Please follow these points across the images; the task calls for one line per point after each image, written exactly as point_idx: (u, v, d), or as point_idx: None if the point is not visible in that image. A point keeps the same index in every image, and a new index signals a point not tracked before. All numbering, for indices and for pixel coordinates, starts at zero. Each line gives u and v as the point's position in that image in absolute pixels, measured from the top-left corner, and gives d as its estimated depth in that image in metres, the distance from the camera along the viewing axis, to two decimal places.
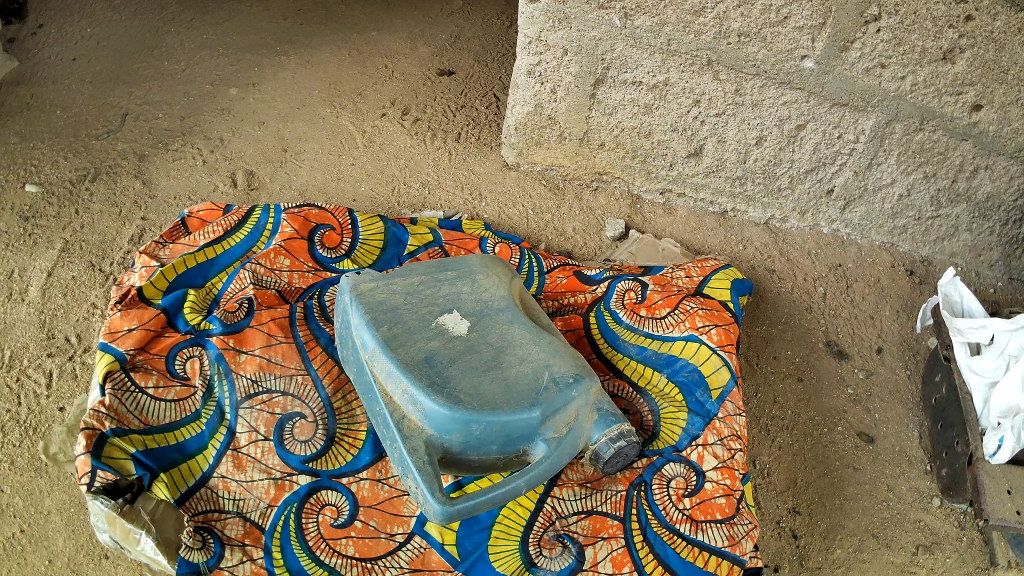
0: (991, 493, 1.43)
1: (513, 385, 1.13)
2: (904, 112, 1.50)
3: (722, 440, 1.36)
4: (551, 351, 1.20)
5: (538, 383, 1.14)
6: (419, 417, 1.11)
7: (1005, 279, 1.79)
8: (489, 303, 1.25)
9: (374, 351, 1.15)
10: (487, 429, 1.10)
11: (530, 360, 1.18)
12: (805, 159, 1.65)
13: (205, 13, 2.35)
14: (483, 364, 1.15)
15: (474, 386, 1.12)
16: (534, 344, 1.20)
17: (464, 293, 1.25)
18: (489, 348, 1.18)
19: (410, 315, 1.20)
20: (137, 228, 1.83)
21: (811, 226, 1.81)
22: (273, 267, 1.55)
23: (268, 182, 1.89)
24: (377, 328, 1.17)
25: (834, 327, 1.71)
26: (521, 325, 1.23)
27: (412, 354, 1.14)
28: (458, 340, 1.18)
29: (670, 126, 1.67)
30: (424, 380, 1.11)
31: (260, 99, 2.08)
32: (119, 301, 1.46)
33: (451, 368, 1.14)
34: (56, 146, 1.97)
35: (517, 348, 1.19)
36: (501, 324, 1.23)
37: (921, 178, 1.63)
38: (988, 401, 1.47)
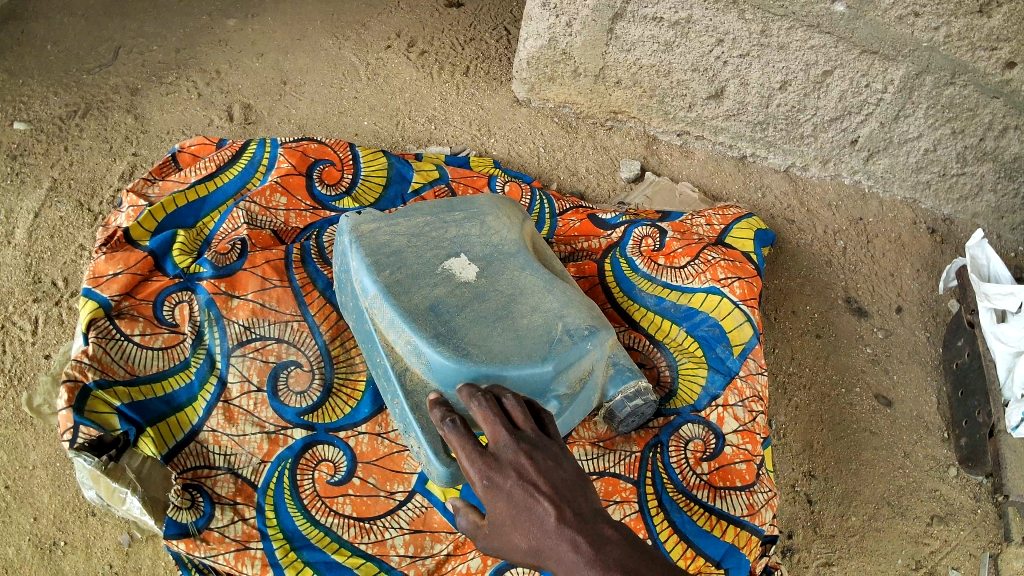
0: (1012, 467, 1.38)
1: (524, 338, 1.03)
2: (936, 64, 1.42)
3: (743, 401, 1.29)
4: (566, 301, 1.09)
5: (552, 335, 1.04)
6: (423, 370, 1.02)
7: None
8: (498, 247, 1.14)
9: (375, 298, 1.06)
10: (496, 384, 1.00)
11: (542, 310, 1.07)
12: (831, 107, 1.58)
13: None
14: (492, 314, 1.05)
15: (482, 337, 1.02)
16: (548, 293, 1.09)
17: (473, 236, 1.15)
18: (499, 296, 1.07)
19: (415, 259, 1.10)
20: (128, 165, 1.76)
21: (833, 176, 1.73)
22: (269, 205, 1.47)
23: (266, 116, 1.82)
24: (378, 273, 1.07)
25: (854, 283, 1.64)
26: (534, 271, 1.12)
27: (415, 302, 1.04)
28: (466, 287, 1.07)
29: (690, 66, 1.60)
30: (429, 330, 1.02)
31: (260, 30, 2.00)
32: (104, 244, 1.39)
33: (458, 318, 1.04)
34: (45, 82, 1.88)
35: (528, 297, 1.08)
36: (513, 269, 1.12)
37: (948, 134, 1.55)
38: (1015, 372, 1.41)
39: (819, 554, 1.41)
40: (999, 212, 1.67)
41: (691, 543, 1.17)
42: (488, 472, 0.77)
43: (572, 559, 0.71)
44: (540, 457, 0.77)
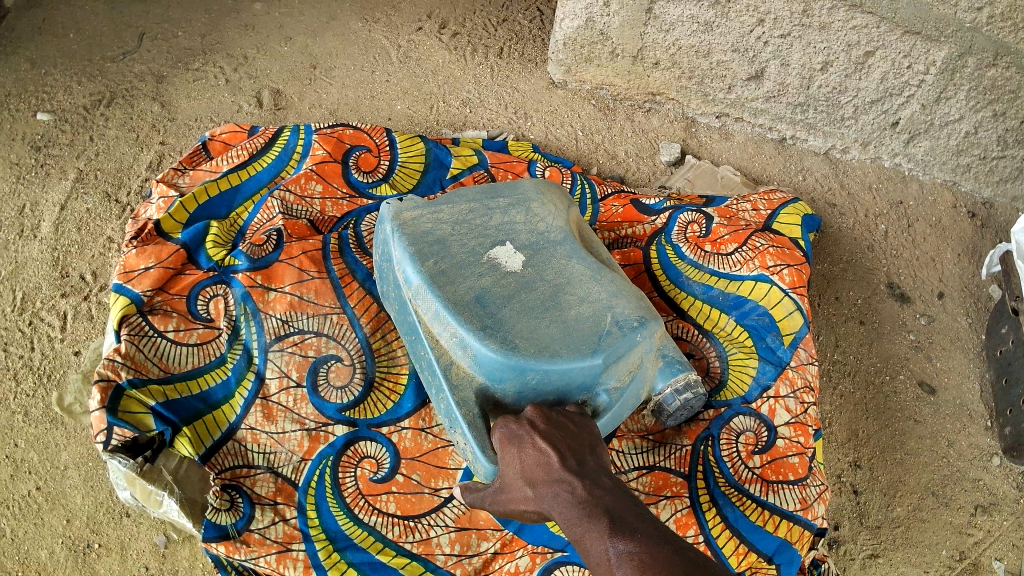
0: None
1: (572, 329, 1.00)
2: (979, 45, 1.39)
3: (795, 393, 1.26)
4: (615, 291, 1.06)
5: (601, 326, 1.01)
6: (469, 363, 0.99)
7: None
8: (544, 235, 1.11)
9: (418, 289, 1.04)
10: (543, 378, 0.97)
11: (591, 301, 1.03)
12: (872, 88, 1.54)
13: None
14: (539, 305, 1.02)
15: (529, 329, 0.99)
16: (596, 283, 1.06)
17: (519, 223, 1.12)
18: (546, 286, 1.04)
19: (459, 248, 1.07)
20: (156, 154, 1.74)
21: (873, 158, 1.70)
22: (304, 193, 1.45)
23: (297, 102, 1.80)
24: (421, 262, 1.04)
25: (896, 268, 1.60)
26: (580, 260, 1.09)
27: (460, 293, 1.02)
28: (512, 277, 1.04)
29: (730, 47, 1.57)
30: (475, 322, 0.99)
31: (287, 13, 1.97)
32: (136, 237, 1.37)
33: (505, 308, 1.01)
34: (69, 72, 1.86)
35: (577, 286, 1.05)
36: (560, 257, 1.09)
37: (990, 116, 1.51)
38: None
39: (865, 546, 1.39)
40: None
41: (743, 539, 1.16)
42: (508, 423, 0.92)
43: (566, 496, 0.82)
44: (556, 419, 0.92)
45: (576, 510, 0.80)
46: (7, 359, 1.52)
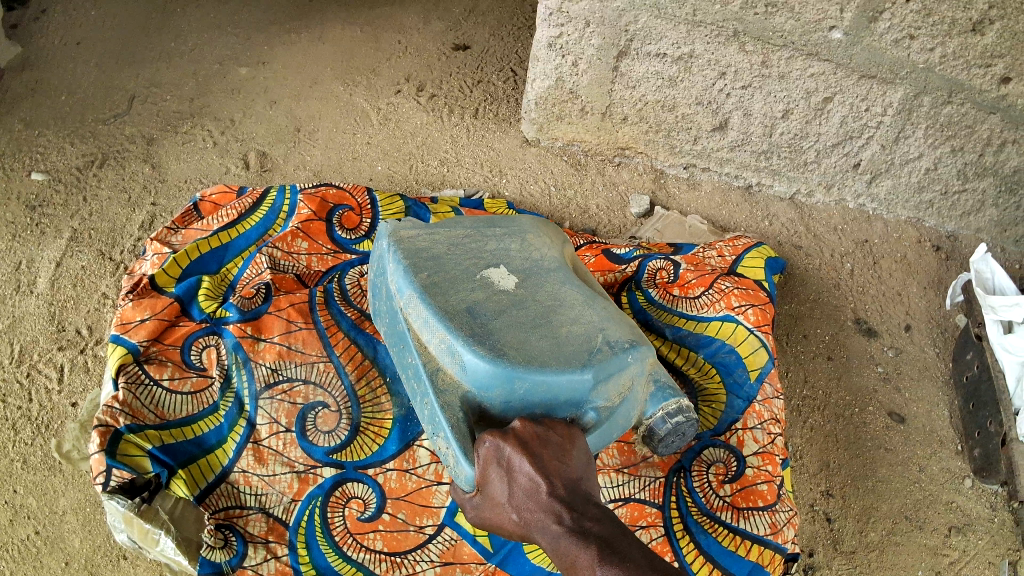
0: None
1: (563, 344, 1.00)
2: (933, 85, 1.46)
3: (762, 424, 1.32)
4: (608, 316, 1.07)
5: (592, 343, 1.01)
6: (457, 371, 0.99)
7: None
8: (538, 263, 1.13)
9: (410, 298, 1.05)
10: (531, 388, 0.97)
11: (583, 322, 1.04)
12: (832, 133, 1.61)
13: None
14: (531, 321, 1.02)
15: (520, 339, 0.99)
16: (588, 307, 1.07)
17: (513, 250, 1.14)
18: (538, 306, 1.05)
19: (453, 266, 1.09)
20: (148, 214, 1.80)
21: (836, 201, 1.77)
22: (291, 251, 1.53)
23: (282, 163, 1.86)
24: (415, 274, 1.06)
25: (863, 304, 1.67)
26: (573, 287, 1.11)
27: (452, 303, 1.03)
28: (505, 294, 1.05)
29: (694, 100, 1.64)
30: (465, 330, 1.00)
31: (272, 77, 2.03)
32: (132, 291, 1.45)
33: (496, 320, 1.02)
34: (61, 134, 1.92)
35: (569, 309, 1.06)
36: (553, 282, 1.10)
37: (949, 152, 1.59)
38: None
39: (840, 571, 1.44)
40: (1003, 226, 1.69)
41: (716, 563, 1.21)
42: (495, 440, 0.93)
43: (556, 528, 0.86)
44: (545, 437, 0.94)
45: (565, 540, 0.85)
46: (6, 411, 1.57)
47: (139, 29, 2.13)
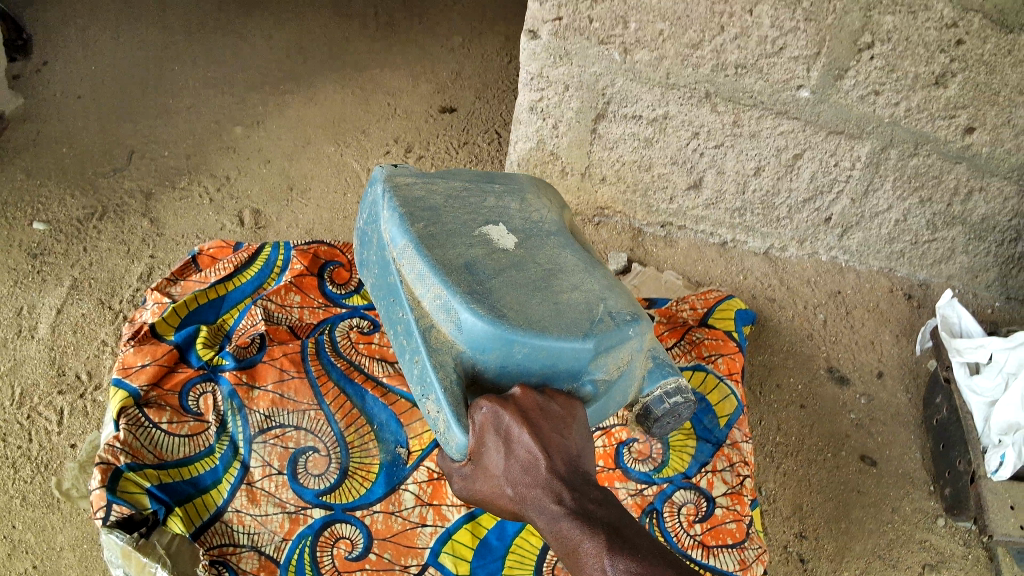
0: (994, 510, 1.48)
1: (565, 310, 0.98)
2: (899, 138, 1.56)
3: (731, 466, 1.40)
4: (608, 285, 1.05)
5: (594, 314, 0.99)
6: (452, 328, 0.98)
7: (1002, 299, 1.86)
8: (537, 224, 1.11)
9: (405, 248, 1.02)
10: (530, 352, 0.96)
11: (584, 288, 1.02)
12: (803, 188, 1.71)
13: (203, 45, 2.31)
14: (530, 284, 1.00)
15: (519, 302, 0.98)
16: (589, 274, 1.05)
17: (513, 210, 1.12)
18: (538, 268, 1.03)
19: (450, 218, 1.06)
20: (146, 266, 1.86)
21: (810, 254, 1.86)
22: (284, 303, 1.60)
23: (275, 221, 1.92)
24: (413, 224, 1.04)
25: (835, 353, 1.76)
26: (574, 251, 1.09)
27: (449, 257, 1.01)
28: (504, 254, 1.03)
29: (669, 160, 1.73)
30: (463, 287, 0.98)
31: (266, 135, 2.10)
32: (132, 337, 1.51)
33: (495, 280, 0.99)
34: (61, 185, 1.98)
35: (569, 273, 1.04)
36: (553, 245, 1.08)
37: (916, 204, 1.69)
38: (989, 419, 1.53)
39: None
40: (972, 271, 1.81)
41: None
42: (496, 407, 0.93)
43: (555, 508, 0.87)
44: (547, 409, 0.94)
45: (566, 521, 0.85)
46: (6, 450, 1.63)
47: (137, 85, 2.20)
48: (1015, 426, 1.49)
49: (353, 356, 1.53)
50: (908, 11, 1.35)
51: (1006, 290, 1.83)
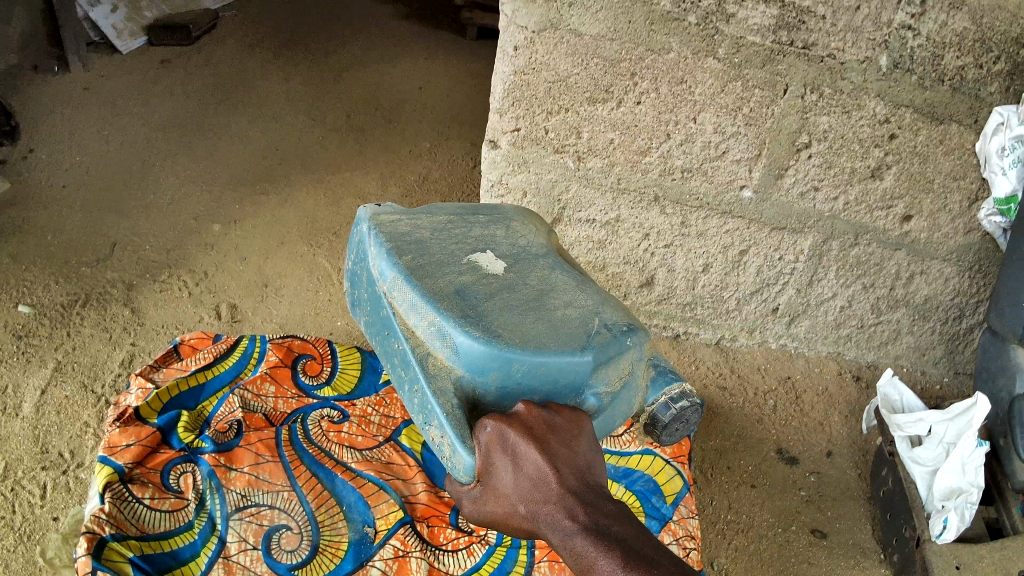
0: (939, 569, 1.60)
1: (559, 327, 0.98)
2: (840, 229, 1.86)
3: (678, 540, 1.52)
4: (601, 299, 1.06)
5: (588, 327, 0.99)
6: (448, 354, 0.96)
7: (951, 374, 2.12)
8: (525, 249, 1.11)
9: (395, 281, 1.00)
10: (529, 371, 0.95)
11: (576, 305, 1.03)
12: (750, 282, 1.97)
13: (188, 148, 2.50)
14: (523, 304, 1.00)
15: (513, 322, 0.97)
16: (580, 292, 1.06)
17: (500, 236, 1.12)
18: (530, 289, 1.03)
19: (438, 249, 1.06)
20: (127, 353, 1.91)
21: (759, 343, 2.10)
22: (259, 393, 1.70)
23: (251, 315, 2.00)
24: (400, 257, 1.02)
25: (785, 436, 1.92)
26: (563, 272, 1.09)
27: (440, 285, 1.00)
28: (494, 278, 1.03)
29: (623, 259, 1.98)
30: (457, 312, 0.97)
31: (243, 236, 2.22)
32: (117, 418, 1.59)
33: (488, 303, 0.99)
34: (46, 271, 2.06)
35: (560, 293, 1.04)
36: (542, 268, 1.08)
37: (860, 289, 1.97)
38: (932, 487, 1.67)
39: None
40: (920, 350, 2.08)
41: None
42: (501, 424, 0.89)
43: (567, 524, 0.84)
44: (553, 422, 0.91)
45: (580, 538, 0.83)
46: None
47: (117, 183, 2.34)
48: (955, 491, 1.65)
49: (324, 443, 1.63)
50: (844, 112, 1.68)
51: (953, 365, 2.10)
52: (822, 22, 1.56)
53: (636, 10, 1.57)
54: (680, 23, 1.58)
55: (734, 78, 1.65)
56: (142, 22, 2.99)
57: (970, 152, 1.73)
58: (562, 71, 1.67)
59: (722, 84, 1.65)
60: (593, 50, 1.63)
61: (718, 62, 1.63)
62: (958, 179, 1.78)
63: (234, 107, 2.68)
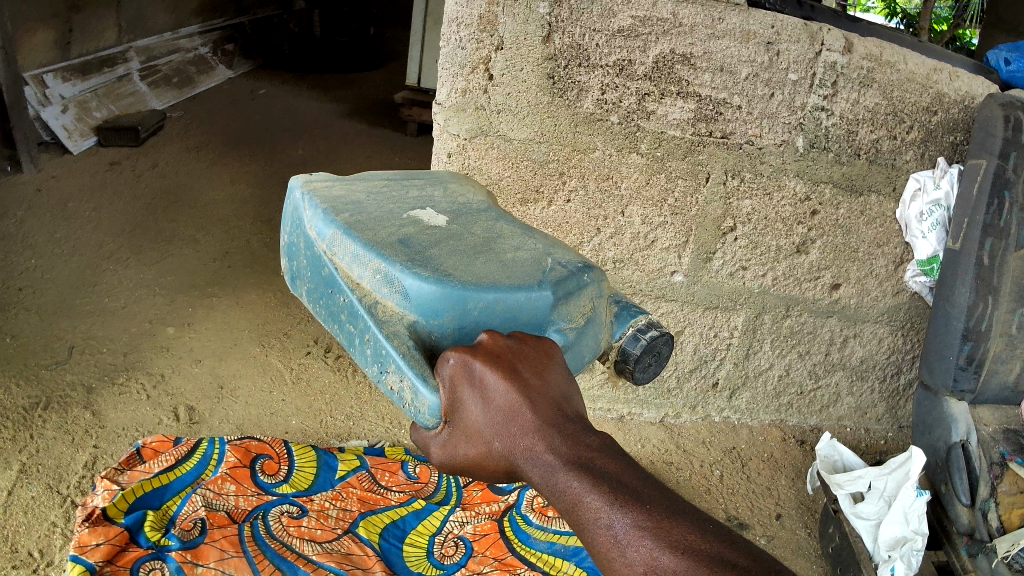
0: None
1: (510, 265, 0.90)
2: (771, 303, 1.99)
3: None
4: (551, 243, 0.98)
5: (542, 264, 0.92)
6: (397, 300, 0.86)
7: (894, 429, 2.22)
8: (464, 207, 1.03)
9: (334, 237, 0.91)
10: (485, 308, 0.85)
11: (526, 248, 0.95)
12: (688, 359, 2.07)
13: (142, 252, 2.66)
14: (469, 249, 0.92)
15: (462, 263, 0.88)
16: (528, 237, 0.98)
17: (438, 196, 1.05)
18: (475, 237, 0.95)
19: (376, 209, 0.97)
20: (90, 455, 1.93)
21: (702, 418, 2.18)
22: (220, 491, 1.76)
23: (208, 416, 2.06)
24: (337, 216, 0.93)
25: (733, 503, 2.00)
26: (508, 223, 1.02)
27: (381, 236, 0.90)
28: (436, 229, 0.95)
29: None
30: (401, 256, 0.87)
31: (197, 337, 2.33)
32: (85, 519, 1.61)
33: (432, 248, 0.90)
34: (4, 375, 2.10)
35: (507, 239, 0.97)
36: (485, 220, 1.01)
37: (796, 357, 2.08)
38: (877, 538, 1.75)
39: None
40: (861, 410, 2.18)
41: None
42: (466, 355, 0.78)
43: (548, 459, 0.73)
44: (523, 351, 0.80)
45: (563, 472, 0.72)
46: None
47: (75, 285, 2.47)
48: (900, 540, 1.73)
49: (286, 537, 1.69)
50: (765, 194, 1.85)
51: (896, 421, 2.21)
52: (738, 111, 1.74)
53: (562, 113, 1.75)
54: (604, 123, 1.76)
55: (658, 171, 1.81)
56: (89, 122, 3.40)
57: (891, 220, 1.91)
58: (494, 174, 1.82)
59: (645, 177, 1.82)
60: (523, 153, 1.79)
61: (641, 156, 1.79)
62: (882, 245, 1.94)
63: (184, 212, 2.91)
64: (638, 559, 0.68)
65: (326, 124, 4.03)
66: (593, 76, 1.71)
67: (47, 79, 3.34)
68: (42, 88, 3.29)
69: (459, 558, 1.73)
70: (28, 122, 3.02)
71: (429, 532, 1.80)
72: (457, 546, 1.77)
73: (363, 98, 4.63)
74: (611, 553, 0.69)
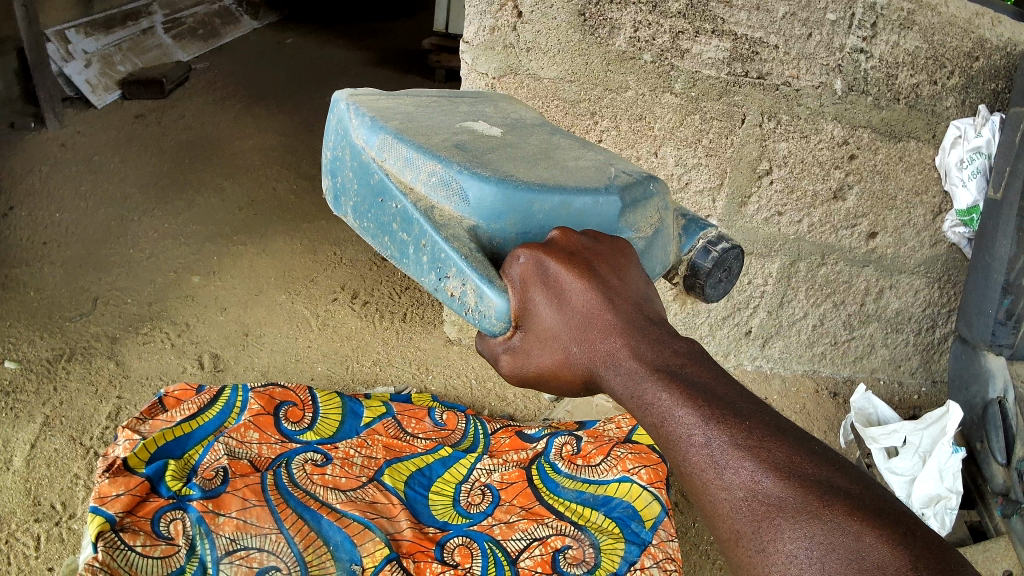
0: None
1: (573, 172, 0.89)
2: (806, 250, 1.93)
3: (657, 562, 1.57)
4: (610, 157, 0.98)
5: (606, 172, 0.91)
6: (455, 204, 0.84)
7: (928, 382, 2.18)
8: (517, 120, 1.03)
9: (383, 143, 0.87)
10: (550, 213, 0.84)
11: (586, 159, 0.94)
12: (722, 307, 2.03)
13: (166, 204, 2.62)
14: (529, 157, 0.91)
15: (521, 168, 0.87)
16: (587, 150, 0.98)
17: (489, 112, 1.04)
18: (534, 146, 0.95)
19: (425, 119, 0.94)
20: (113, 406, 1.90)
21: (736, 366, 2.14)
22: (243, 439, 1.73)
23: (233, 364, 2.04)
24: (385, 122, 0.89)
25: None
26: (563, 137, 1.01)
27: (436, 142, 0.88)
28: (492, 138, 0.93)
29: None
30: (459, 160, 0.85)
31: (221, 285, 2.30)
32: (106, 470, 1.57)
33: (488, 153, 0.89)
34: (29, 327, 2.08)
35: (565, 150, 0.96)
36: (540, 133, 1.00)
37: (831, 307, 2.03)
38: (912, 494, 1.70)
39: None
40: (896, 362, 2.14)
41: None
42: (538, 254, 0.77)
43: (633, 367, 0.73)
44: (595, 250, 0.80)
45: (650, 382, 0.71)
46: None
47: (98, 238, 2.44)
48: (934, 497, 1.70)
49: (309, 486, 1.66)
50: (802, 137, 1.78)
51: (930, 374, 2.17)
52: (775, 51, 1.66)
53: (593, 52, 1.70)
54: (636, 61, 1.70)
55: (692, 111, 1.75)
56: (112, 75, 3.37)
57: (930, 167, 1.83)
58: None
59: (679, 118, 1.76)
60: (554, 92, 1.75)
61: (675, 96, 1.73)
62: (920, 194, 1.87)
63: (207, 163, 2.87)
64: (738, 481, 0.65)
65: (349, 75, 3.97)
66: (626, 13, 1.65)
67: (67, 35, 3.36)
68: (65, 44, 3.33)
69: (486, 506, 1.70)
70: (49, 78, 2.99)
71: (457, 480, 1.77)
72: (484, 495, 1.73)
73: (387, 47, 4.55)
74: (706, 473, 0.67)
